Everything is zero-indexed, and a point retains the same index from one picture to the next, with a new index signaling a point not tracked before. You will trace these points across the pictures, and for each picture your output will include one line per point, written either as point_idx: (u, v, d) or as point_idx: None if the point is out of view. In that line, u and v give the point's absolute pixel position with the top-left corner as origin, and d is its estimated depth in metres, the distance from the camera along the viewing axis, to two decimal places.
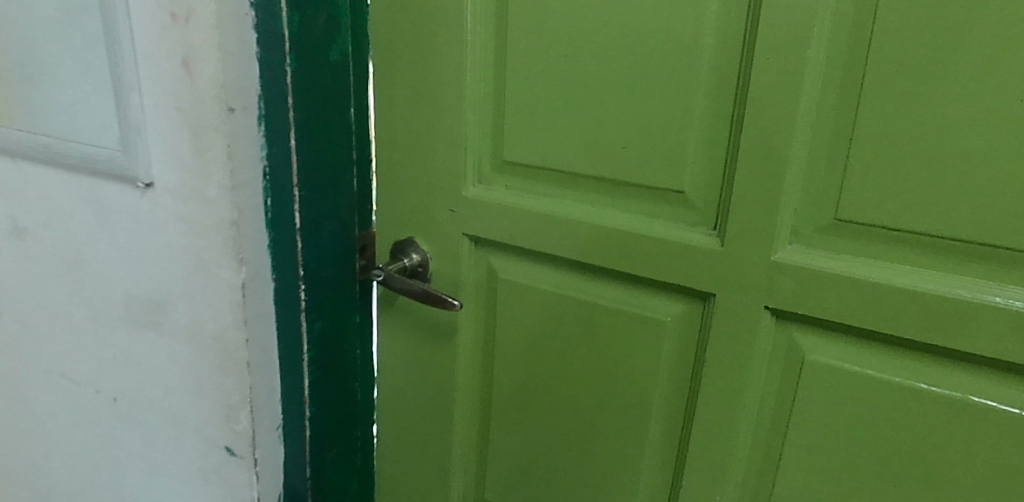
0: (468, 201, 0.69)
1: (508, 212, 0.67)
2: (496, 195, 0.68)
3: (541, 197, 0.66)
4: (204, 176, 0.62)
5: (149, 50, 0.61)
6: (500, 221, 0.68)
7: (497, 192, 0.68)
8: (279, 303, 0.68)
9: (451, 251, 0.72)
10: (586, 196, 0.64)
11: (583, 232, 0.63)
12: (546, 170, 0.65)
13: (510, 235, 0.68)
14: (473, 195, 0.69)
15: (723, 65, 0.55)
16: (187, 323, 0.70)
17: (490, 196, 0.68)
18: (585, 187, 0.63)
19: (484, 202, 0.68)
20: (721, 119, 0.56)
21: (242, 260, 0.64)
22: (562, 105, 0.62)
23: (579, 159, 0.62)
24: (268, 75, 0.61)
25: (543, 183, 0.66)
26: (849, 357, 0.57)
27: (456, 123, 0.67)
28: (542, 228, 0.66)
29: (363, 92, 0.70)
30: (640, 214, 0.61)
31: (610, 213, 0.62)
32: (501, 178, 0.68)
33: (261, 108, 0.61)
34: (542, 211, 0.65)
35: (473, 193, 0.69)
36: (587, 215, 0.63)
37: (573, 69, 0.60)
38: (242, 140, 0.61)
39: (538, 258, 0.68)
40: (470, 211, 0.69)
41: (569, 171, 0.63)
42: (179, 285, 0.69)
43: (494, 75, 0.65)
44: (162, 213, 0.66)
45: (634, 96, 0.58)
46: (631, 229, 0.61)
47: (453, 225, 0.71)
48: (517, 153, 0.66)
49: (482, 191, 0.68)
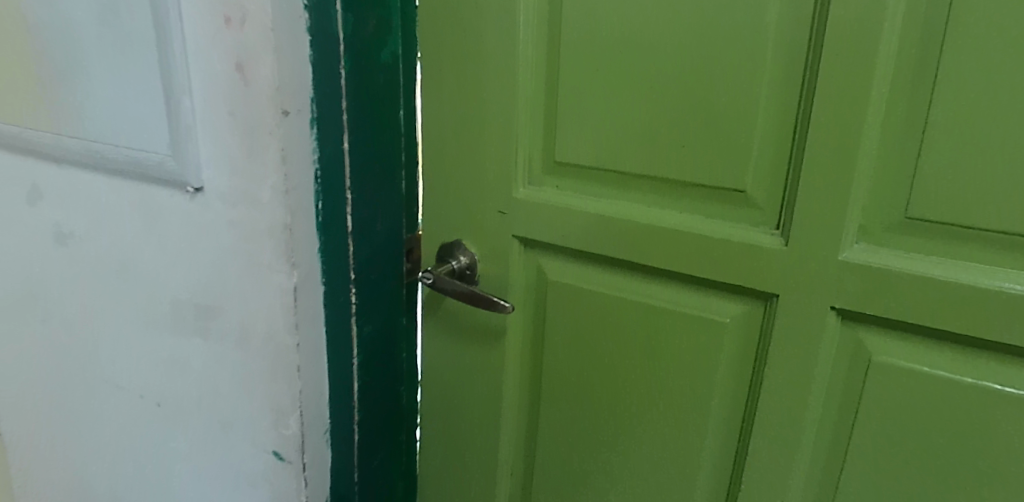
0: (519, 202, 0.68)
1: (560, 214, 0.66)
2: (547, 196, 0.67)
3: (593, 198, 0.65)
4: (257, 179, 0.62)
5: (202, 54, 0.61)
6: (550, 222, 0.67)
7: (548, 193, 0.67)
8: (330, 307, 0.68)
9: (500, 253, 0.71)
10: (640, 196, 0.63)
11: (639, 232, 0.63)
12: (600, 170, 0.64)
13: (562, 238, 0.67)
14: (524, 196, 0.68)
15: (787, 61, 0.54)
16: (236, 327, 0.70)
17: (541, 198, 0.67)
18: (641, 187, 0.62)
19: (535, 203, 0.68)
20: (784, 116, 0.55)
21: (294, 263, 0.63)
22: (618, 104, 0.61)
23: (635, 159, 0.62)
24: (322, 77, 0.61)
25: (595, 184, 0.65)
26: (919, 358, 0.56)
27: (507, 123, 0.66)
28: (595, 230, 0.65)
29: (412, 95, 0.70)
30: (698, 214, 0.60)
31: (666, 213, 0.62)
32: (553, 179, 0.67)
33: (314, 111, 0.61)
34: (596, 212, 0.64)
35: (524, 194, 0.68)
36: (643, 215, 0.62)
37: (629, 68, 0.60)
38: (295, 142, 0.61)
39: (591, 260, 0.67)
40: (521, 212, 0.68)
41: (623, 171, 0.63)
42: (228, 289, 0.68)
43: (546, 73, 0.64)
44: (212, 217, 0.66)
45: (694, 93, 0.57)
46: (689, 229, 0.60)
47: (502, 227, 0.70)
48: (569, 153, 0.65)
49: (532, 192, 0.68)
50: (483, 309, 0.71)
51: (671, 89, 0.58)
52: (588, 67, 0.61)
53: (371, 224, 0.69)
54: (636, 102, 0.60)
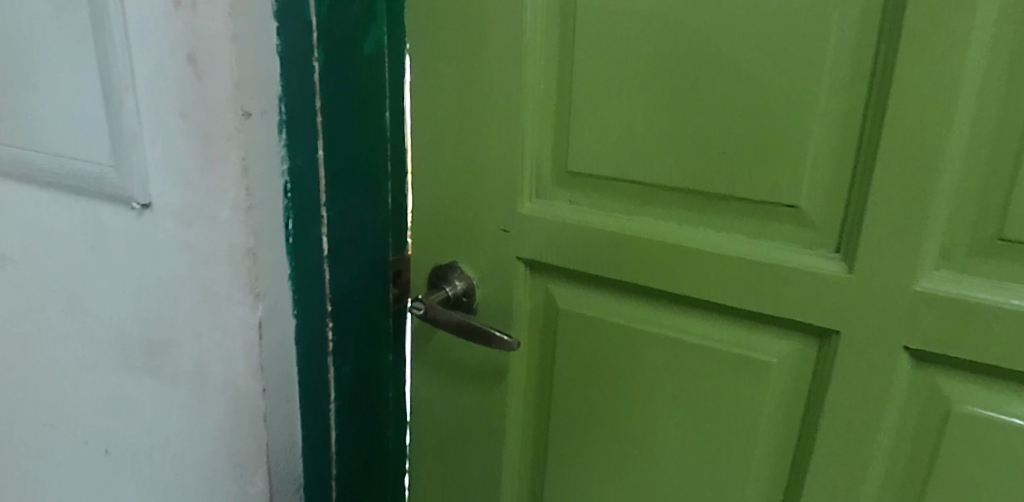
0: (525, 218, 0.59)
1: (573, 233, 0.57)
2: (558, 212, 0.58)
3: (613, 214, 0.55)
4: (215, 194, 0.52)
5: (148, 43, 0.51)
6: (560, 242, 0.58)
7: (558, 208, 0.58)
8: (303, 344, 0.57)
9: (503, 277, 0.61)
10: (669, 212, 0.53)
11: (667, 256, 0.53)
12: (621, 182, 0.54)
13: (574, 260, 0.58)
14: (530, 211, 0.58)
15: (854, 50, 0.45)
16: (191, 367, 0.59)
17: (550, 215, 0.58)
18: (670, 202, 0.53)
19: (544, 220, 0.58)
20: (848, 117, 0.46)
21: (259, 294, 0.53)
22: (643, 104, 0.51)
23: (663, 169, 0.52)
24: (291, 71, 0.51)
25: (615, 198, 0.55)
26: (1009, 407, 0.46)
27: (510, 127, 0.56)
28: (614, 252, 0.55)
29: (399, 94, 0.60)
30: (738, 235, 0.51)
31: (700, 233, 0.52)
32: (564, 192, 0.58)
33: (282, 113, 0.51)
34: (615, 232, 0.55)
35: (530, 209, 0.59)
36: (671, 235, 0.53)
37: (657, 60, 0.50)
38: (259, 150, 0.51)
39: (608, 287, 0.58)
40: (527, 231, 0.59)
41: (649, 183, 0.53)
42: (183, 323, 0.58)
43: (557, 68, 0.55)
44: (164, 237, 0.56)
45: (736, 90, 0.48)
46: (729, 251, 0.51)
47: (506, 247, 0.60)
48: (584, 162, 0.55)
49: (540, 207, 0.58)
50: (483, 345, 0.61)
51: (708, 86, 0.49)
52: (606, 61, 0.52)
53: (353, 244, 0.59)
54: (666, 102, 0.51)
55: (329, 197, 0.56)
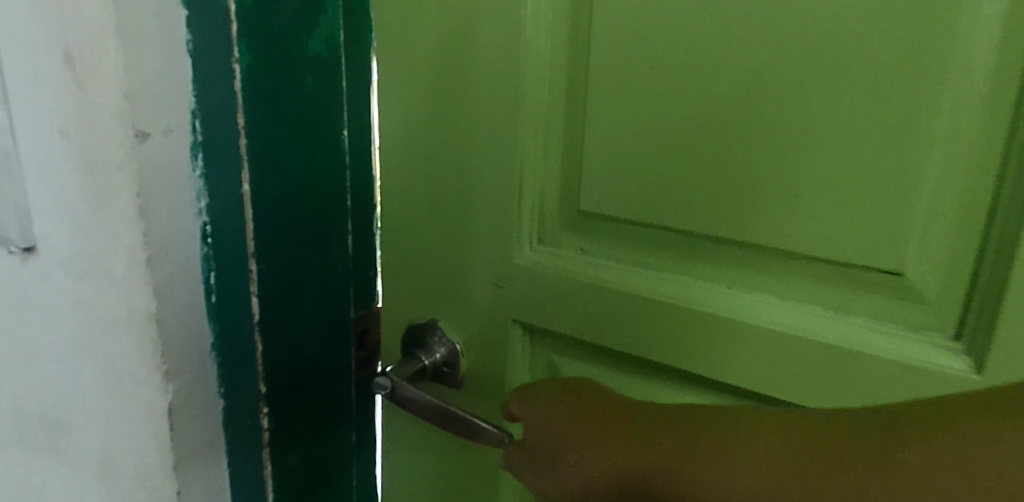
0: (522, 271, 0.46)
1: (585, 293, 0.44)
2: (565, 265, 0.45)
3: (637, 271, 0.43)
4: (106, 240, 0.39)
5: (16, 36, 0.37)
6: (569, 303, 0.45)
7: (566, 259, 0.45)
8: (234, 431, 0.44)
9: (494, 344, 0.48)
10: (713, 271, 0.41)
11: (707, 330, 0.41)
12: (652, 231, 0.42)
13: (586, 328, 0.45)
14: (531, 262, 0.45)
15: (995, 58, 0.31)
16: (92, 456, 0.46)
17: (556, 269, 0.45)
18: (715, 258, 0.40)
19: (547, 276, 0.45)
20: (981, 155, 0.32)
21: (168, 372, 0.40)
22: (682, 128, 0.38)
23: (709, 215, 0.39)
24: (207, 78, 0.38)
25: (641, 249, 0.42)
26: None
27: (506, 153, 0.43)
28: (638, 321, 0.43)
29: (362, 107, 0.47)
30: (803, 305, 0.39)
31: (756, 300, 0.40)
32: (574, 238, 0.45)
33: (196, 133, 0.38)
34: (638, 296, 0.42)
35: (530, 259, 0.45)
36: (714, 303, 0.40)
37: (703, 69, 0.37)
38: (163, 183, 0.37)
39: (628, 362, 0.45)
40: (526, 286, 0.46)
41: (687, 232, 0.40)
42: (78, 401, 0.45)
43: (567, 78, 0.41)
44: (51, 291, 0.43)
45: (815, 111, 0.35)
46: (791, 329, 0.38)
47: (499, 305, 0.47)
48: (599, 202, 0.42)
49: (543, 257, 0.45)
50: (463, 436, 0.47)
51: (777, 104, 0.35)
52: (633, 69, 0.39)
53: (300, 303, 0.46)
54: (715, 126, 0.37)
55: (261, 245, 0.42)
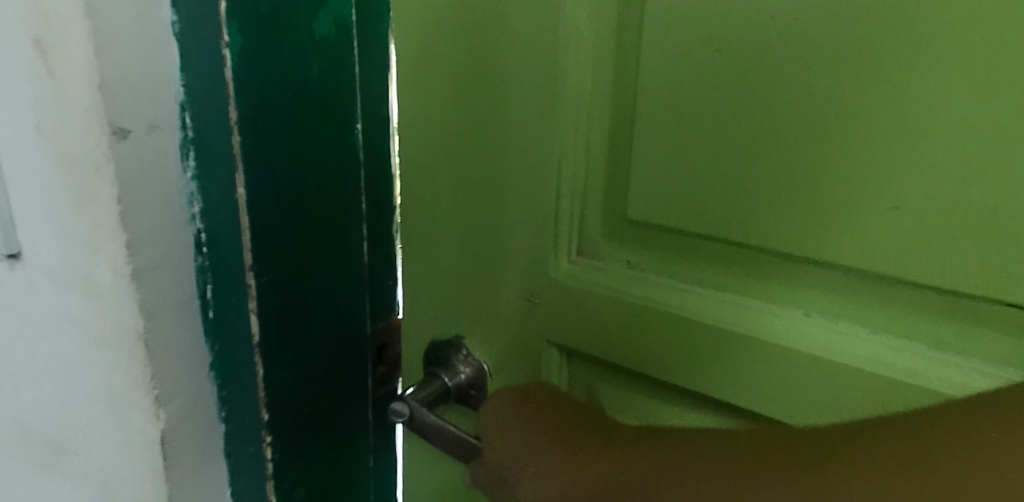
0: (558, 285, 0.40)
1: (632, 314, 0.38)
2: (609, 281, 0.38)
3: (695, 292, 0.36)
4: (81, 251, 0.34)
5: None
6: (610, 325, 0.39)
7: (612, 274, 0.39)
8: (239, 455, 0.40)
9: (527, 366, 0.42)
10: (784, 295, 0.34)
11: (775, 364, 0.34)
12: (711, 243, 0.35)
13: (630, 353, 0.39)
14: (569, 275, 0.39)
15: None
16: (81, 482, 0.41)
17: (595, 285, 0.39)
18: (788, 279, 0.34)
19: (588, 293, 0.39)
20: None
21: (161, 398, 0.36)
22: (754, 126, 0.31)
23: (787, 231, 0.32)
24: (196, 68, 0.33)
25: (701, 265, 0.36)
26: None
27: (538, 152, 0.37)
28: (691, 349, 0.36)
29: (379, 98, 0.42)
30: (891, 338, 0.32)
31: (840, 332, 0.33)
32: (619, 250, 0.39)
33: (186, 128, 0.33)
34: (694, 321, 0.36)
35: (569, 272, 0.39)
36: (789, 334, 0.34)
37: (783, 54, 0.30)
38: (150, 186, 0.33)
39: (674, 394, 0.39)
40: (561, 304, 0.40)
41: (755, 248, 0.34)
42: (61, 425, 0.40)
43: (615, 64, 0.35)
44: (33, 304, 0.38)
45: (931, 107, 0.27)
46: (881, 369, 0.32)
47: (532, 324, 0.41)
48: (650, 211, 0.36)
49: (584, 270, 0.39)
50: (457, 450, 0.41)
51: (878, 99, 0.28)
52: (696, 54, 0.32)
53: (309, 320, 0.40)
54: (798, 124, 0.30)
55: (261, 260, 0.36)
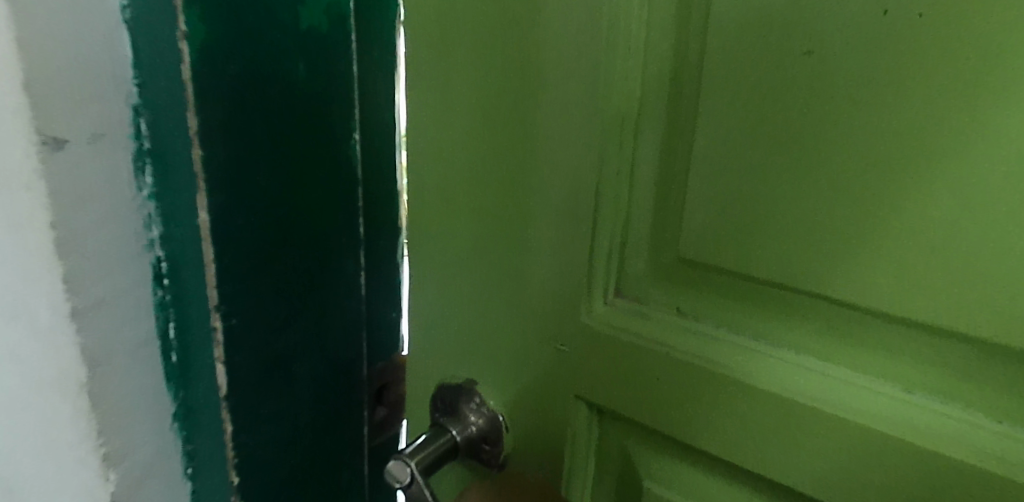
0: (586, 336, 0.29)
1: (683, 382, 0.27)
2: (652, 333, 0.28)
3: (784, 359, 0.25)
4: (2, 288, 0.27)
5: None
6: (652, 393, 0.29)
7: (660, 322, 0.28)
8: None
9: (546, 429, 0.33)
10: (907, 376, 0.23)
11: (887, 473, 0.24)
12: (801, 296, 0.24)
13: (679, 430, 0.28)
14: (601, 323, 0.29)
15: None
16: None
17: (635, 340, 0.28)
18: (915, 354, 0.23)
19: (623, 349, 0.29)
20: None
21: (110, 457, 0.29)
22: (879, 164, 0.21)
23: (928, 301, 0.21)
24: (155, 66, 0.26)
25: (786, 325, 0.25)
26: None
27: (572, 167, 0.27)
28: (766, 438, 0.26)
29: (377, 95, 0.34)
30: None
31: (994, 440, 0.22)
32: (666, 291, 0.28)
33: (139, 138, 0.27)
34: (766, 405, 0.25)
35: (601, 318, 0.29)
36: (905, 427, 0.23)
37: (938, 58, 0.19)
38: (93, 207, 0.26)
39: (729, 476, 0.30)
40: (590, 359, 0.30)
41: (873, 312, 0.23)
42: None
43: (673, 60, 0.25)
44: None
45: None
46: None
47: (553, 382, 0.31)
48: (710, 250, 0.25)
49: (621, 318, 0.29)
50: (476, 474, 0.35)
51: None
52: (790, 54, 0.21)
53: (287, 365, 0.33)
54: (948, 164, 0.20)
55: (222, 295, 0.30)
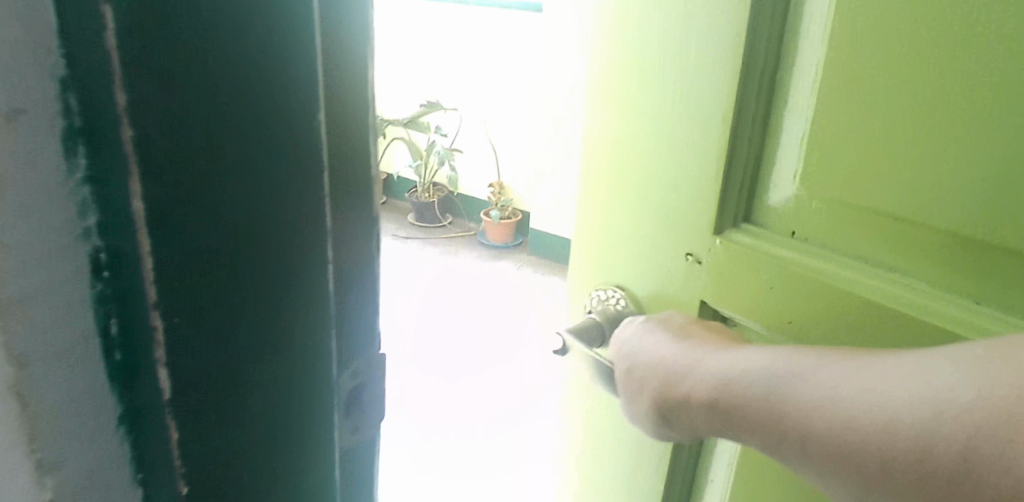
0: (721, 246, 0.54)
1: (786, 275, 0.50)
2: (753, 242, 0.53)
3: (848, 264, 0.48)
4: None
5: None
6: (761, 283, 0.52)
7: (762, 238, 0.53)
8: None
9: (674, 288, 0.58)
10: (898, 245, 0.46)
11: (859, 319, 0.47)
12: (826, 206, 0.48)
13: (757, 282, 0.53)
14: (728, 238, 0.54)
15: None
16: None
17: (750, 241, 0.53)
18: (909, 232, 0.45)
19: (735, 242, 0.53)
20: None
21: (47, 463, 0.26)
22: (847, 126, 0.45)
23: (892, 198, 0.44)
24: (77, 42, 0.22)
25: (822, 232, 0.49)
26: None
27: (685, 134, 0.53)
28: (782, 293, 0.51)
29: (344, 72, 0.31)
30: (1011, 320, 0.41)
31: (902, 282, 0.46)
32: (775, 216, 0.52)
33: (66, 114, 0.23)
34: (793, 263, 0.50)
35: (728, 234, 0.54)
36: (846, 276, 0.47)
37: (933, 61, 0.39)
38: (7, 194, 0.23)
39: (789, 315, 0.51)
40: (724, 257, 0.54)
41: (839, 199, 0.47)
42: None
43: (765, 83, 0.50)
44: None
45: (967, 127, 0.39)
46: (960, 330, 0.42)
47: (685, 279, 0.57)
48: (785, 201, 0.51)
49: (746, 233, 0.53)
50: (646, 338, 0.51)
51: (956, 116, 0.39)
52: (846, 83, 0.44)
53: (235, 366, 0.30)
54: (926, 122, 0.41)
55: (161, 293, 0.27)
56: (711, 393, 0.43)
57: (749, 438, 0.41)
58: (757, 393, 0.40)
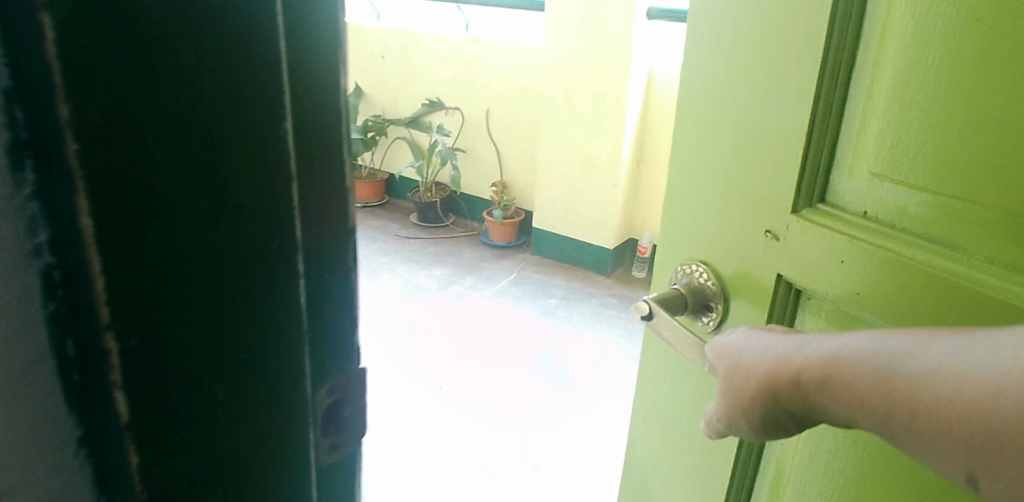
0: (798, 223, 0.57)
1: (852, 251, 0.52)
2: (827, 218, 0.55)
3: (908, 239, 0.49)
4: None
5: None
6: (833, 259, 0.54)
7: (835, 218, 0.54)
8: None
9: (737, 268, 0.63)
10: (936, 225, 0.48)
11: (929, 294, 0.48)
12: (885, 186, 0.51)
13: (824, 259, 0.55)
14: (803, 216, 0.56)
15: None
16: None
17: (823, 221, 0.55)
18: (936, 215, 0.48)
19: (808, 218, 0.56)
20: None
21: None
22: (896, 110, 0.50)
23: (941, 174, 0.47)
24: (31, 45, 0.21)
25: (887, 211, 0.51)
26: None
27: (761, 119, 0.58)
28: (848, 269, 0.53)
29: (315, 79, 0.31)
30: None
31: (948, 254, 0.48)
32: (844, 198, 0.55)
33: (14, 127, 0.22)
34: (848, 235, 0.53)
35: (804, 213, 0.56)
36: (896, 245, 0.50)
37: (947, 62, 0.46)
38: None
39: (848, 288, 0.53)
40: (796, 234, 0.57)
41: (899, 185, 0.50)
42: None
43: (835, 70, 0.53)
44: None
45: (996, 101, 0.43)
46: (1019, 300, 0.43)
47: (761, 255, 0.60)
48: (850, 182, 0.54)
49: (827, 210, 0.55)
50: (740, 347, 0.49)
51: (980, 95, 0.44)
52: (918, 68, 0.47)
53: (197, 384, 0.29)
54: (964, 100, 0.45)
55: (115, 312, 0.25)
56: (817, 382, 0.41)
57: (857, 416, 0.39)
58: (869, 367, 0.38)
